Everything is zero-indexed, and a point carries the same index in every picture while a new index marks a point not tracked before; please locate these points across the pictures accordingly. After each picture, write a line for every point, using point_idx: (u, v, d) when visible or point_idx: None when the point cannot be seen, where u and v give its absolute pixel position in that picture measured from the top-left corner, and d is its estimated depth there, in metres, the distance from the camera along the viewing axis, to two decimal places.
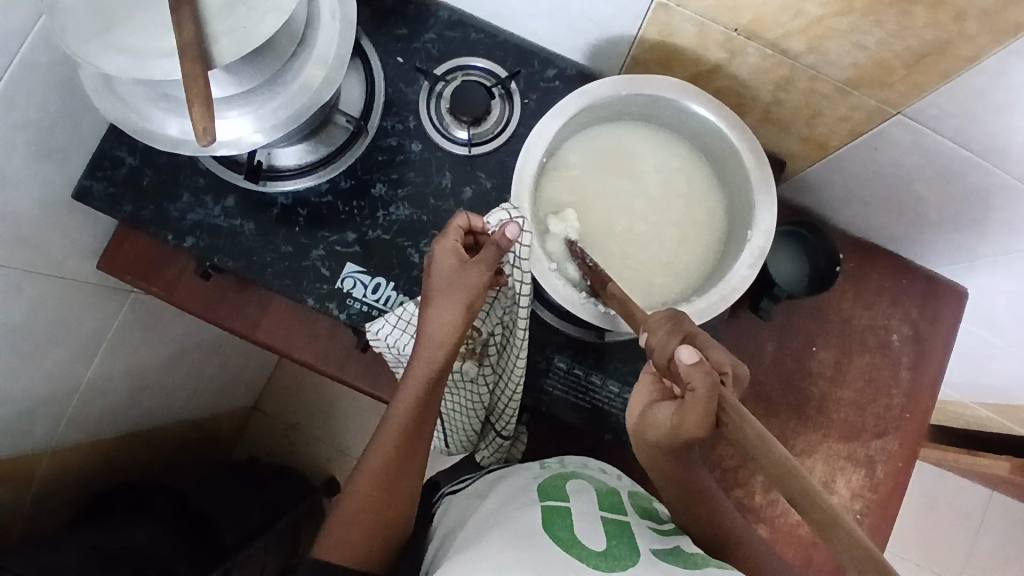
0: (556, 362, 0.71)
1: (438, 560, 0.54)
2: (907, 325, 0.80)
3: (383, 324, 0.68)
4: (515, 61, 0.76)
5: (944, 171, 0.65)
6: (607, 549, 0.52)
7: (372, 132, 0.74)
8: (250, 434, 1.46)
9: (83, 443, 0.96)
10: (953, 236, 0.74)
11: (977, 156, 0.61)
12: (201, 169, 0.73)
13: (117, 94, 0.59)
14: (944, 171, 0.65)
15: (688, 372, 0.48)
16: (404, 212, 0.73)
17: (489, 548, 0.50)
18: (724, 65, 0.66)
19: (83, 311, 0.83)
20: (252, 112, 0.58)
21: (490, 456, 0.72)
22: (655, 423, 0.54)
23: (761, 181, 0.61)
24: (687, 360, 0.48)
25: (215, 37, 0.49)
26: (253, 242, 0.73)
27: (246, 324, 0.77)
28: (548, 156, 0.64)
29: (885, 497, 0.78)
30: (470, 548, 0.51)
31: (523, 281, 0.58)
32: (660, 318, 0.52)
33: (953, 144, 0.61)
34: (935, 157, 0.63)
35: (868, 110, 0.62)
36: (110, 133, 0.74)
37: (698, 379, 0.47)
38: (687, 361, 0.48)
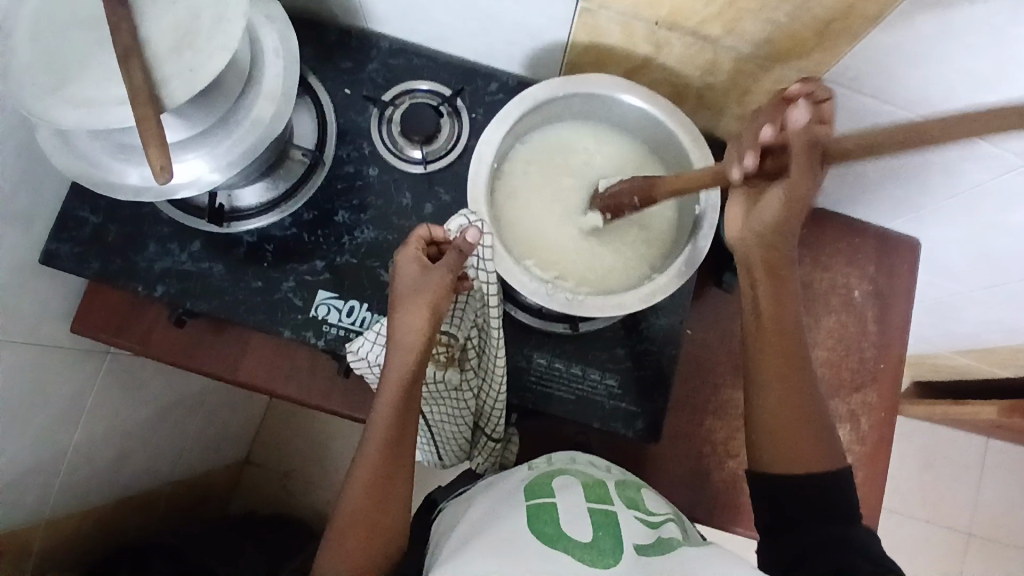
0: (537, 359, 0.72)
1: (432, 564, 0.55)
2: (867, 281, 0.84)
3: (363, 341, 0.70)
4: (458, 80, 0.79)
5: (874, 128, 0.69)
6: (592, 542, 0.53)
7: (329, 163, 0.76)
8: (246, 487, 1.44)
9: (74, 513, 0.95)
10: (893, 190, 0.78)
11: (900, 109, 0.65)
12: (165, 219, 0.75)
13: (76, 150, 0.60)
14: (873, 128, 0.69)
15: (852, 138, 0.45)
16: (370, 235, 0.75)
17: (476, 555, 0.51)
18: (653, 57, 0.70)
19: (62, 375, 0.83)
20: (207, 153, 0.60)
21: (484, 461, 0.73)
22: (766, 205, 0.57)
23: (702, 159, 0.64)
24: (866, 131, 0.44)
25: (164, 81, 0.51)
26: (222, 282, 0.74)
27: (226, 365, 0.78)
28: (499, 162, 0.67)
29: (874, 450, 0.80)
30: (457, 555, 0.53)
31: (489, 282, 0.60)
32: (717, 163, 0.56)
33: (874, 100, 0.65)
34: (862, 116, 0.67)
35: (791, 81, 0.66)
36: (71, 195, 0.75)
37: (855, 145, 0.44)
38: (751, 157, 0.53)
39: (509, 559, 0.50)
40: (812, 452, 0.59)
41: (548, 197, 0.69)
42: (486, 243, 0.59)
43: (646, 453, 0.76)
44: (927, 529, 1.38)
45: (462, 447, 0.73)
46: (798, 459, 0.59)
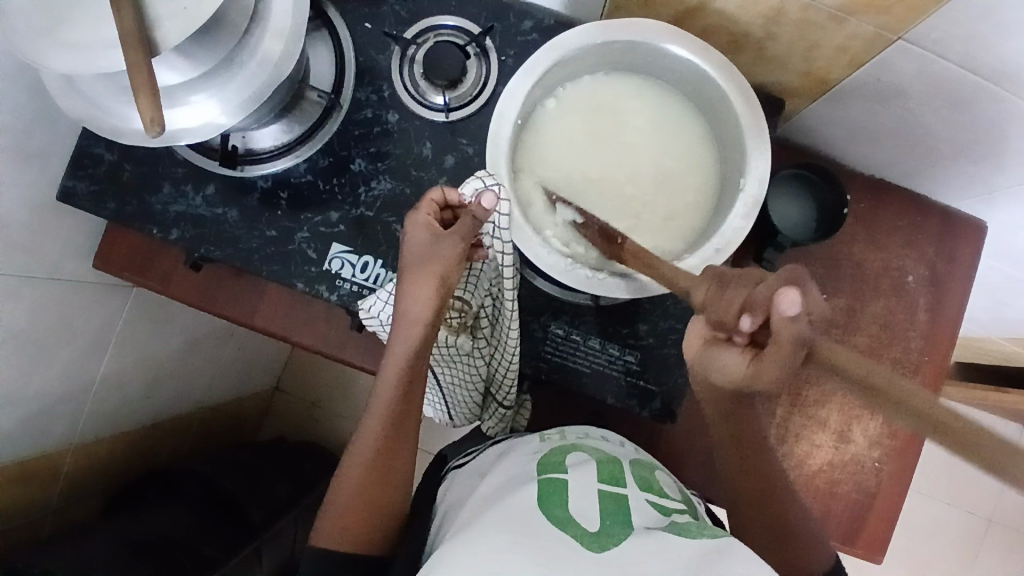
0: (554, 329, 0.69)
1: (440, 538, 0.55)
2: (923, 265, 0.76)
3: (375, 300, 0.67)
4: (489, 16, 0.72)
5: (953, 99, 0.61)
6: (601, 529, 0.50)
7: (346, 105, 0.71)
8: (275, 413, 1.50)
9: (105, 436, 1.00)
10: (967, 166, 0.70)
11: (986, 80, 0.57)
12: (179, 160, 0.72)
13: (81, 90, 0.57)
14: (952, 99, 0.61)
15: (780, 322, 0.43)
16: (387, 186, 0.71)
17: (481, 531, 0.49)
18: (709, 1, 0.61)
19: (88, 309, 0.84)
20: (214, 96, 0.56)
21: (495, 425, 0.71)
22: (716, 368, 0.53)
23: (753, 125, 0.57)
24: (788, 310, 0.43)
25: (157, 21, 0.47)
26: (237, 229, 0.72)
27: (243, 311, 0.77)
28: (525, 115, 0.61)
29: (904, 444, 0.76)
30: (463, 531, 0.51)
31: (506, 253, 0.57)
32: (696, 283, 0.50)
33: (959, 68, 0.57)
34: (941, 85, 0.60)
35: (867, 37, 0.57)
36: (87, 130, 0.73)
37: (788, 335, 0.43)
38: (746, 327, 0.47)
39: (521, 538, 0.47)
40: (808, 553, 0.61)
41: (577, 157, 0.63)
42: (503, 211, 0.55)
43: (662, 431, 0.74)
44: (949, 511, 1.35)
45: (472, 410, 0.72)
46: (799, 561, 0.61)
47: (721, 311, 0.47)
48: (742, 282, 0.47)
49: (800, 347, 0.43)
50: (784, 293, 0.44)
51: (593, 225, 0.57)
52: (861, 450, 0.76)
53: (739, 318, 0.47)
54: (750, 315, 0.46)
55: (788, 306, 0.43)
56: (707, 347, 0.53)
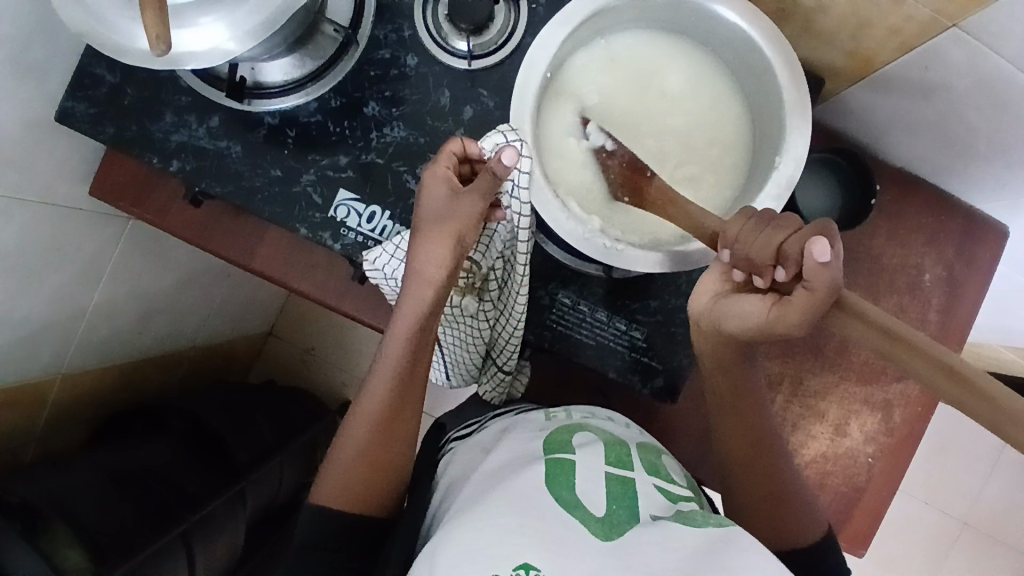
0: (561, 298, 0.67)
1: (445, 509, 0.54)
2: (941, 266, 0.74)
3: (381, 253, 0.65)
4: None
5: (997, 97, 0.58)
6: (607, 515, 0.49)
7: (363, 43, 0.67)
8: (266, 357, 1.49)
9: (95, 367, 0.98)
10: (1001, 169, 0.67)
11: None
12: (183, 87, 0.69)
13: (86, 5, 0.53)
14: (997, 96, 0.58)
15: (814, 270, 0.47)
16: (400, 134, 0.68)
17: (487, 512, 0.48)
18: None
19: (79, 237, 0.81)
20: (226, 18, 0.52)
21: (492, 391, 0.69)
22: (732, 316, 0.54)
23: (796, 102, 0.54)
24: (821, 256, 0.47)
25: None
26: (240, 166, 0.68)
27: (242, 252, 0.75)
28: (555, 68, 0.58)
29: (900, 443, 0.75)
30: (467, 510, 0.50)
31: (523, 213, 0.56)
32: (741, 225, 0.50)
33: (1011, 65, 0.54)
34: (988, 80, 0.57)
35: (921, 19, 0.54)
36: (87, 47, 0.68)
37: (824, 280, 0.47)
38: (821, 257, 0.47)
39: (526, 518, 0.47)
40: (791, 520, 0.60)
41: (604, 116, 0.60)
42: (524, 168, 0.53)
43: (659, 409, 0.73)
44: (923, 509, 1.37)
45: (470, 371, 0.70)
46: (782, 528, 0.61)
47: (759, 252, 0.49)
48: (778, 225, 0.49)
49: (832, 293, 0.47)
50: (815, 244, 0.47)
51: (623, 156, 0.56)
52: (856, 445, 0.75)
53: (773, 263, 0.49)
54: (785, 263, 0.49)
55: (821, 255, 0.47)
56: (726, 295, 0.55)
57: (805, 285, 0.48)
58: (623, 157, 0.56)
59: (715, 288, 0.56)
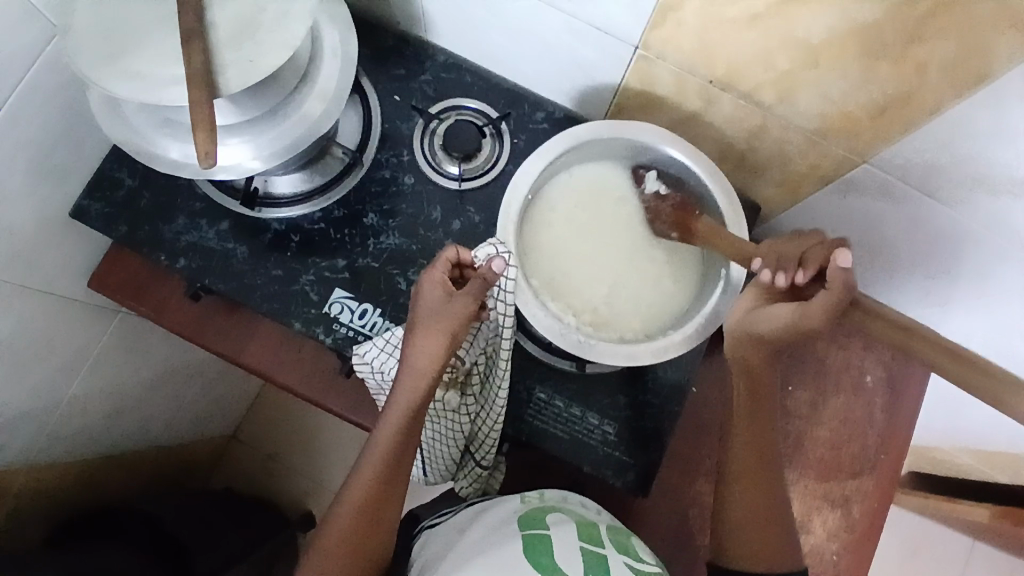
0: (538, 393, 0.72)
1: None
2: (881, 367, 0.82)
3: (371, 347, 0.69)
4: (505, 103, 0.80)
5: (911, 218, 0.68)
6: None
7: (367, 164, 0.77)
8: (228, 463, 1.45)
9: (60, 462, 0.95)
10: (923, 281, 0.77)
11: (942, 205, 0.64)
12: (198, 194, 0.76)
13: (125, 116, 0.61)
14: (911, 218, 0.68)
15: (835, 272, 0.53)
16: (394, 242, 0.76)
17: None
18: (702, 114, 0.70)
19: (69, 328, 0.84)
20: (251, 141, 0.61)
21: (469, 486, 0.72)
22: (765, 321, 0.60)
23: (735, 225, 0.65)
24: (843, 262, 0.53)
25: (222, 67, 0.52)
26: (243, 266, 0.74)
27: (233, 347, 0.78)
28: (535, 191, 0.68)
29: (861, 538, 0.79)
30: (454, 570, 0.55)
31: (506, 314, 0.62)
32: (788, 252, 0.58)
33: (918, 192, 0.64)
34: (902, 205, 0.67)
35: (836, 158, 0.66)
36: (113, 155, 0.76)
37: (841, 281, 0.52)
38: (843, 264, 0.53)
39: None
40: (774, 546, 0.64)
41: (575, 230, 0.69)
42: (510, 276, 0.61)
43: (632, 505, 0.75)
44: None
45: (448, 468, 0.72)
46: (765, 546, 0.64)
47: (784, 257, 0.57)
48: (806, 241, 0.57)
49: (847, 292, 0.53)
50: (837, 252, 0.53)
51: (673, 200, 0.67)
52: (821, 542, 0.78)
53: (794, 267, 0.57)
54: (805, 266, 0.55)
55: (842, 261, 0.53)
56: (757, 307, 0.62)
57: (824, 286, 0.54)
58: (674, 202, 0.67)
59: (749, 302, 0.63)
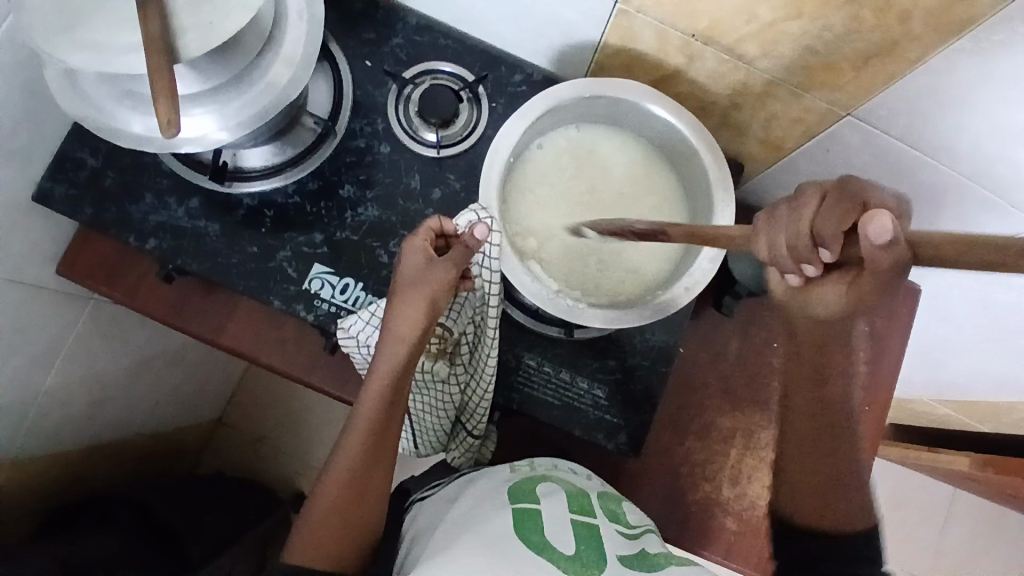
0: (527, 360, 0.71)
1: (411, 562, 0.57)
2: (863, 320, 0.83)
3: (356, 320, 0.68)
4: (482, 66, 0.77)
5: (893, 171, 0.68)
6: (576, 554, 0.56)
7: (340, 134, 0.74)
8: (215, 448, 1.43)
9: (41, 455, 0.92)
10: (904, 235, 0.77)
11: (925, 155, 0.63)
12: (165, 171, 0.73)
13: (80, 88, 0.58)
14: (892, 171, 0.68)
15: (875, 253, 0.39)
16: (373, 213, 0.73)
17: (459, 556, 0.53)
18: (683, 70, 0.68)
19: (41, 318, 0.81)
20: (216, 110, 0.58)
21: (461, 456, 0.72)
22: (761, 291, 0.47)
23: (720, 181, 0.63)
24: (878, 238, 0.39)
25: (180, 31, 0.49)
26: (217, 244, 0.72)
27: (210, 328, 0.76)
28: (517, 153, 0.66)
29: None
30: (443, 552, 0.54)
31: (492, 281, 0.61)
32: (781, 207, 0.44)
33: (901, 143, 0.63)
34: (883, 158, 0.66)
35: (820, 112, 0.65)
36: (73, 133, 0.73)
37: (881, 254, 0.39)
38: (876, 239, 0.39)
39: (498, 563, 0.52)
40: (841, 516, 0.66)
41: (557, 194, 0.68)
42: (494, 241, 0.59)
43: (624, 467, 0.76)
44: None
45: (439, 440, 0.72)
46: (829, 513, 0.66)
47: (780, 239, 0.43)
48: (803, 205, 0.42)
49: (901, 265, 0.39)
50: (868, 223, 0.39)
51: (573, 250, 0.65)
52: None
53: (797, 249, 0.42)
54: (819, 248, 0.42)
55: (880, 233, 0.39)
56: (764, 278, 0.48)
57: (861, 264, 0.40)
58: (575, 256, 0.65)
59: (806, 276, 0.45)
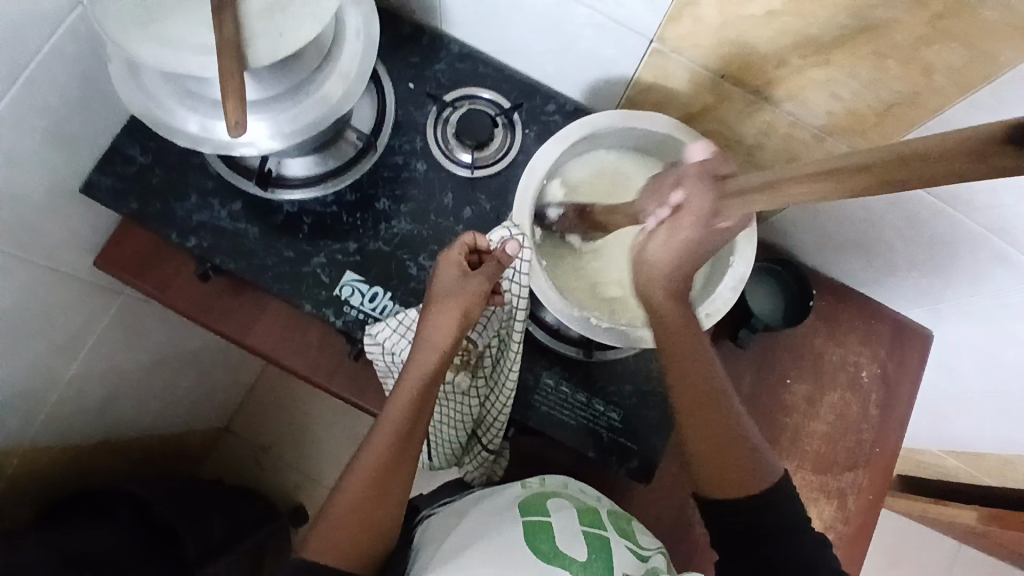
0: (545, 379, 0.73)
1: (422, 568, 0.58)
2: (876, 364, 0.84)
3: (384, 328, 0.70)
4: (518, 95, 0.81)
5: (910, 217, 0.70)
6: (587, 562, 0.57)
7: (380, 150, 0.78)
8: (218, 453, 1.43)
9: (54, 443, 0.94)
10: (918, 282, 0.79)
11: (942, 203, 0.66)
12: (210, 173, 0.76)
13: (145, 87, 0.62)
14: (909, 217, 0.70)
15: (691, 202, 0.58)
16: (405, 227, 0.76)
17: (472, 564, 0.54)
18: (712, 109, 0.72)
19: (72, 305, 0.83)
20: (271, 118, 0.61)
21: (474, 471, 0.73)
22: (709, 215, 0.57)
23: None
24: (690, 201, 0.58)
25: (251, 40, 0.52)
26: (254, 246, 0.75)
27: (240, 327, 0.78)
28: (550, 177, 0.69)
29: (857, 531, 0.81)
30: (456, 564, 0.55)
31: (520, 296, 0.63)
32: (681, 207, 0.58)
33: (918, 190, 0.66)
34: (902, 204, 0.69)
35: (842, 156, 0.68)
36: (127, 131, 0.76)
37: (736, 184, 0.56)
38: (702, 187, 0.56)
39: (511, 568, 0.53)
40: (742, 477, 0.64)
41: (586, 215, 0.71)
42: (524, 258, 0.62)
43: (634, 493, 0.76)
44: None
45: (454, 452, 0.73)
46: (732, 482, 0.64)
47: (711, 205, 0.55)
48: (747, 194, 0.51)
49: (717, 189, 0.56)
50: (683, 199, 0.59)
51: (570, 211, 0.68)
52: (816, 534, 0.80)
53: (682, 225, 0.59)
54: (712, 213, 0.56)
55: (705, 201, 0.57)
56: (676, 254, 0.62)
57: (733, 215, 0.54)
58: (573, 212, 0.68)
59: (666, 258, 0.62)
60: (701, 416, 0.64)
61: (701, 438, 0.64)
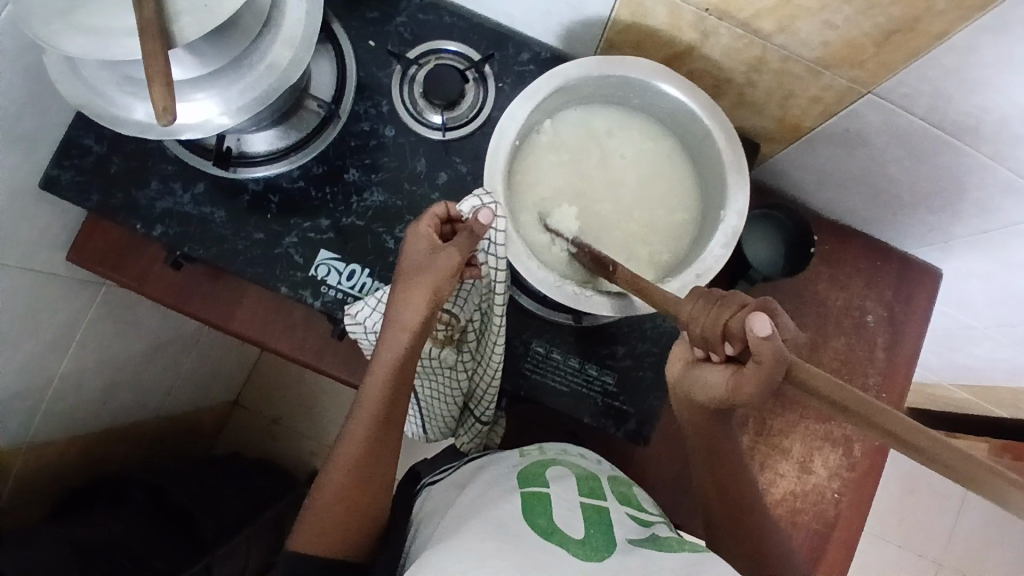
0: (535, 346, 0.71)
1: (418, 547, 0.57)
2: (882, 306, 0.80)
3: (362, 306, 0.67)
4: (488, 45, 0.75)
5: (916, 151, 0.65)
6: (585, 538, 0.55)
7: (344, 116, 0.73)
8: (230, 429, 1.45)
9: (58, 437, 0.95)
10: (924, 218, 0.75)
11: (949, 135, 0.61)
12: (169, 157, 0.72)
13: (80, 75, 0.57)
14: (915, 151, 0.65)
15: (756, 344, 0.44)
16: (379, 198, 0.73)
17: (469, 535, 0.52)
18: (697, 47, 0.66)
19: (54, 304, 0.81)
20: (218, 95, 0.57)
21: (470, 442, 0.72)
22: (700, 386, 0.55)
23: (733, 164, 0.61)
24: (761, 331, 0.44)
25: (176, 16, 0.48)
26: (223, 229, 0.72)
27: (221, 314, 0.76)
28: (523, 136, 0.65)
29: (863, 476, 0.79)
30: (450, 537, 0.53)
31: (498, 268, 0.60)
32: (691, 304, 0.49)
33: (923, 123, 0.61)
34: (907, 137, 0.63)
35: (839, 90, 0.62)
36: (78, 119, 0.72)
37: (769, 353, 0.44)
38: (760, 331, 0.44)
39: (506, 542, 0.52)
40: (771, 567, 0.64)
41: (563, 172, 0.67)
42: (498, 226, 0.58)
43: (633, 453, 0.75)
44: (897, 552, 1.41)
45: (448, 425, 0.72)
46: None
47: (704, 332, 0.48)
48: (724, 304, 0.48)
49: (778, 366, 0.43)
50: (753, 319, 0.44)
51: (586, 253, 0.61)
52: (822, 481, 0.79)
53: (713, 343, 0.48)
54: (730, 339, 0.47)
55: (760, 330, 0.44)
56: (695, 365, 0.57)
57: (754, 358, 0.45)
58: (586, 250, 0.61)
59: (686, 358, 0.58)
60: (730, 502, 0.65)
61: (734, 528, 0.65)
